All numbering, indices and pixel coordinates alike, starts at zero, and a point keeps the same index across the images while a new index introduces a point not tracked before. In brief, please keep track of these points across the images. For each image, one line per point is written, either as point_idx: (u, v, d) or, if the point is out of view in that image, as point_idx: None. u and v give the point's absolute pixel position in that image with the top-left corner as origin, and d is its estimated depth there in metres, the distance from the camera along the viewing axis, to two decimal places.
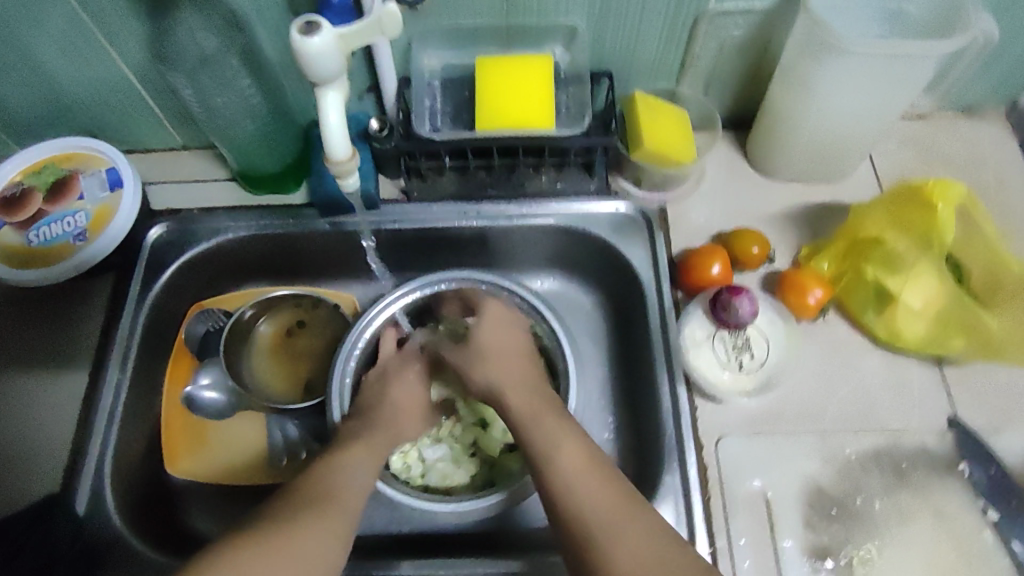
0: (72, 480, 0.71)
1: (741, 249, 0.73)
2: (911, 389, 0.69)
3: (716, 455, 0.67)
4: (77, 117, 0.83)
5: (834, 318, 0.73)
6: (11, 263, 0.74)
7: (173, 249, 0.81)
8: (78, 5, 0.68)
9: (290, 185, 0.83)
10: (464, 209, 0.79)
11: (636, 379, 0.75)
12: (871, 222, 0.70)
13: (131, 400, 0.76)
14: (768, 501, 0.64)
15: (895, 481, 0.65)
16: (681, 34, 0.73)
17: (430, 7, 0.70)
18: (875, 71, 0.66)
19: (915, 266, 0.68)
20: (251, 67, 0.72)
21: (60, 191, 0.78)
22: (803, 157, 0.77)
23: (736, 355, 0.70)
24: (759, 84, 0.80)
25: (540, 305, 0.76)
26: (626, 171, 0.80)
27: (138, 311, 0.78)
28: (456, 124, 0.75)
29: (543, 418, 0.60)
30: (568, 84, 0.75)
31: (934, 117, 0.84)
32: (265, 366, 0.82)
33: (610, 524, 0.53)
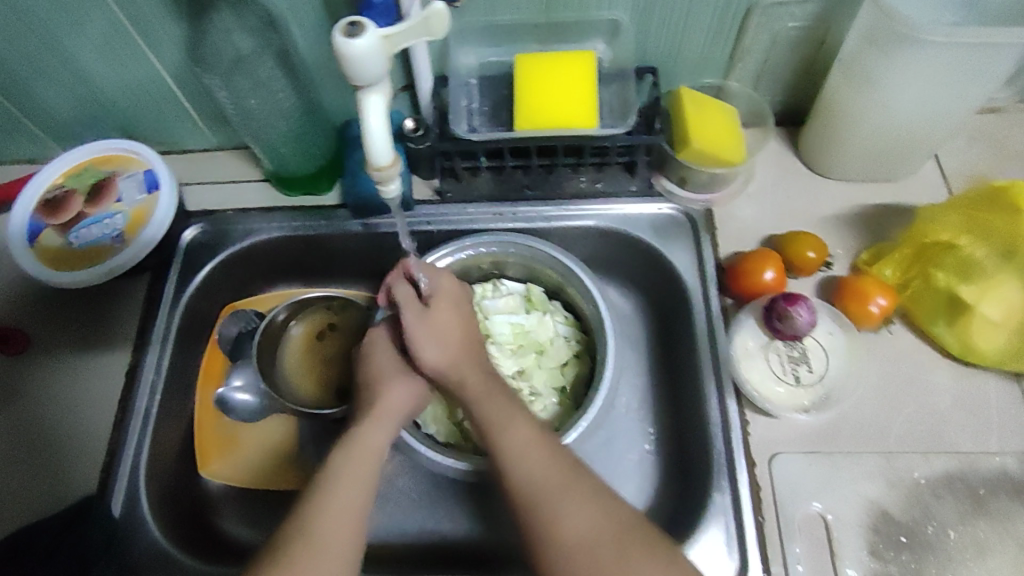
0: (107, 484, 0.70)
1: (797, 254, 0.68)
2: (987, 406, 0.63)
3: (770, 474, 0.62)
4: (115, 118, 0.83)
5: (899, 328, 0.68)
6: (50, 265, 0.74)
7: (208, 251, 0.80)
8: (118, 11, 0.68)
9: (324, 186, 0.81)
10: (500, 209, 0.76)
11: (681, 389, 0.71)
12: (943, 226, 0.64)
13: (166, 403, 0.75)
14: (828, 525, 0.59)
15: (972, 508, 0.59)
16: (731, 26, 0.69)
17: (468, 3, 0.67)
18: (953, 62, 0.60)
19: (995, 275, 0.61)
20: (285, 67, 0.71)
21: (99, 193, 0.78)
22: (864, 155, 0.72)
23: (792, 368, 0.65)
24: (815, 77, 0.75)
25: (575, 265, 0.73)
26: (669, 170, 0.75)
27: (173, 313, 0.77)
28: (493, 123, 0.73)
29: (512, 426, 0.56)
30: (611, 81, 0.72)
31: (1008, 111, 0.78)
32: (296, 368, 0.81)
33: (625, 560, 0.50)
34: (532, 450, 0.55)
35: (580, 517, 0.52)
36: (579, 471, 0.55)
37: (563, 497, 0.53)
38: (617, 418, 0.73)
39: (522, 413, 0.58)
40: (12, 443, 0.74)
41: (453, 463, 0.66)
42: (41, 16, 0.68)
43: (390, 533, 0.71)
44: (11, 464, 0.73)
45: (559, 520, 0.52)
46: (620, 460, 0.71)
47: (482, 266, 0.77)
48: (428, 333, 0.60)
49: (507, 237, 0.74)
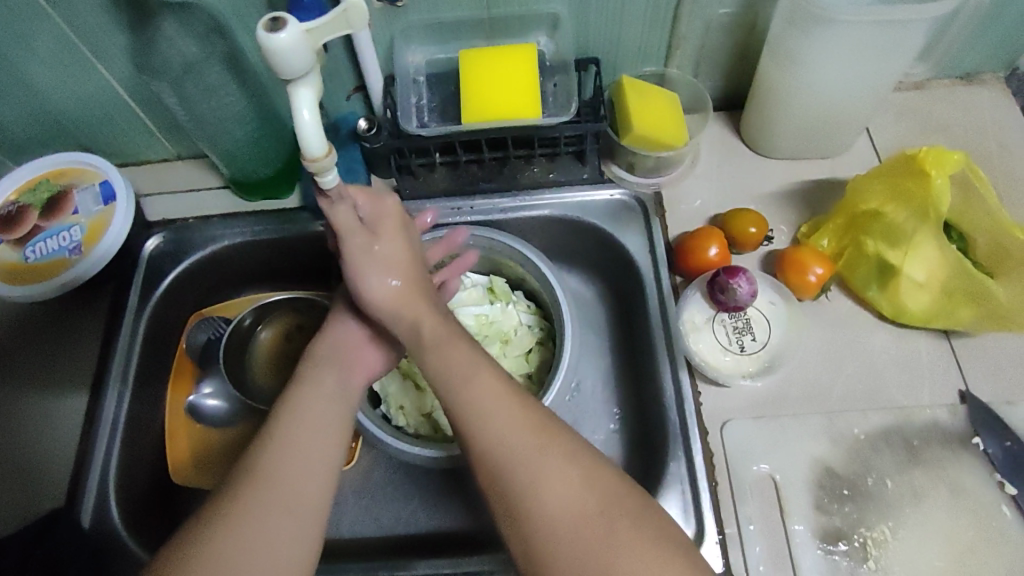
0: (76, 492, 0.71)
1: (739, 230, 0.72)
2: (920, 363, 0.67)
3: (720, 440, 0.65)
4: (70, 132, 0.83)
5: (837, 295, 0.71)
6: (9, 280, 0.74)
7: (170, 259, 0.81)
8: (64, 24, 0.69)
9: (284, 189, 0.83)
10: (457, 204, 0.78)
11: (639, 366, 0.74)
12: (868, 195, 0.68)
13: (134, 410, 0.76)
14: (776, 484, 0.63)
15: (908, 458, 0.63)
16: (665, 15, 0.72)
17: (410, 3, 0.69)
18: (867, 40, 0.64)
19: (915, 237, 0.65)
20: (236, 72, 0.72)
21: (56, 207, 0.78)
22: (798, 133, 0.76)
23: (737, 337, 0.69)
24: (749, 61, 0.78)
25: (534, 255, 0.76)
26: (618, 157, 0.79)
27: (137, 322, 0.78)
28: (444, 118, 0.75)
29: (478, 383, 0.53)
30: (555, 73, 0.74)
31: (930, 86, 0.83)
32: (264, 371, 0.82)
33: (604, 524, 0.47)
34: (504, 412, 0.52)
35: (557, 482, 0.49)
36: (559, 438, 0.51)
37: (537, 464, 0.49)
38: (580, 399, 0.76)
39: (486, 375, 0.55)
40: None
41: (420, 450, 0.69)
42: None
43: (363, 523, 0.73)
44: None
45: (539, 488, 0.48)
46: (585, 438, 0.74)
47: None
48: (373, 261, 0.58)
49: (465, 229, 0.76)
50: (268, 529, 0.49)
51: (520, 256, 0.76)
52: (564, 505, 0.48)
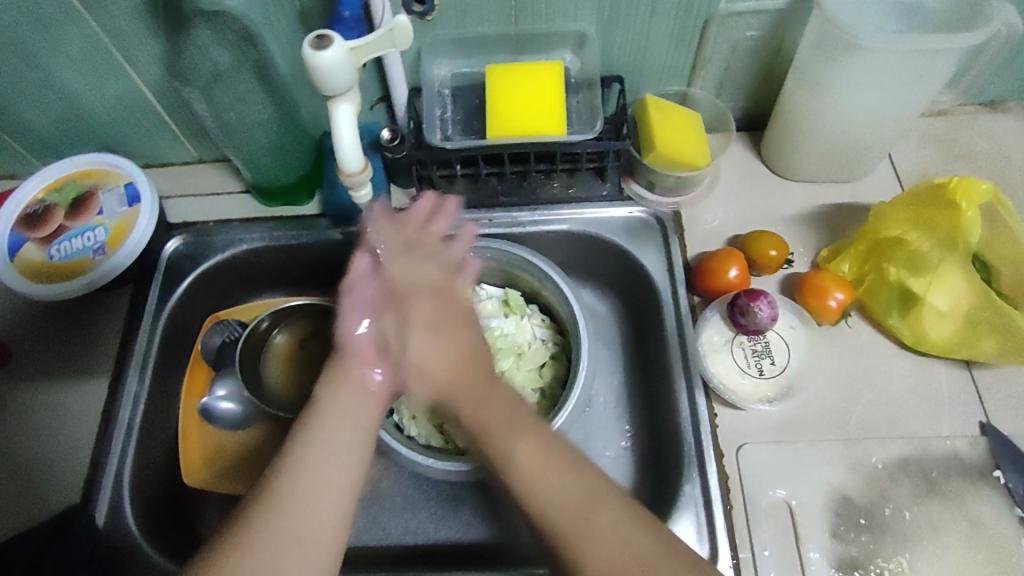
0: (91, 493, 0.71)
1: (759, 252, 0.72)
2: (940, 392, 0.67)
3: (736, 463, 0.65)
4: (95, 133, 0.84)
5: (857, 321, 0.71)
6: (33, 278, 0.75)
7: (190, 261, 0.82)
8: (98, 27, 0.70)
9: (303, 195, 0.83)
10: (476, 216, 0.78)
11: (654, 385, 0.74)
12: (892, 222, 0.68)
13: (150, 412, 0.76)
14: (792, 510, 0.62)
15: (927, 489, 0.62)
16: (692, 36, 0.72)
17: (439, 16, 0.70)
18: (896, 67, 0.64)
19: (940, 267, 0.65)
20: (264, 80, 0.73)
21: (80, 207, 0.79)
22: (820, 157, 0.76)
23: (756, 360, 0.69)
24: (773, 83, 0.78)
25: (550, 269, 0.76)
26: (637, 175, 0.78)
27: (155, 324, 0.78)
28: (467, 131, 0.75)
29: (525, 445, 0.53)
30: (579, 89, 0.75)
31: (954, 113, 0.82)
32: (278, 377, 0.83)
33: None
34: (545, 469, 0.51)
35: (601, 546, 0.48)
36: (607, 499, 0.50)
37: (583, 524, 0.49)
38: (593, 416, 0.76)
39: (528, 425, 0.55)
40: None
41: (431, 462, 0.68)
42: (24, 37, 0.70)
43: (372, 532, 0.73)
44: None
45: (580, 541, 0.48)
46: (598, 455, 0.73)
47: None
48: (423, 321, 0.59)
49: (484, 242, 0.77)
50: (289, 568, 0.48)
51: (538, 271, 0.76)
52: (606, 569, 0.47)
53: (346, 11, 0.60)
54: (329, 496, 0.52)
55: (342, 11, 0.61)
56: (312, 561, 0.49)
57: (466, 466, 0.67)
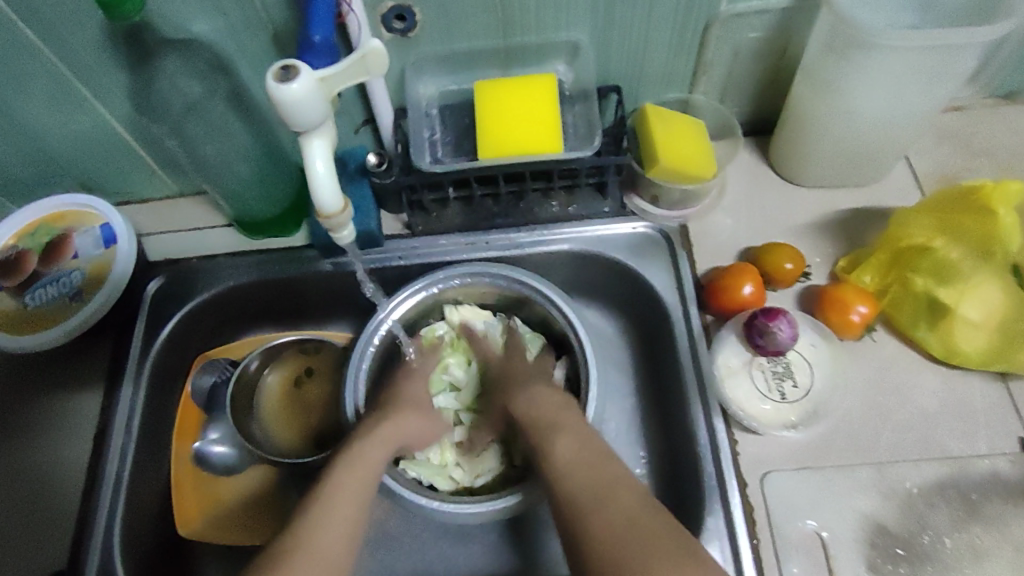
0: (80, 557, 0.67)
1: (774, 266, 0.67)
2: (975, 408, 0.63)
3: (762, 493, 0.61)
4: (69, 172, 0.80)
5: (882, 335, 0.67)
6: (7, 330, 0.71)
7: (175, 302, 0.78)
8: (60, 63, 0.66)
9: (290, 227, 0.79)
10: (473, 239, 0.74)
11: (669, 410, 0.70)
12: (916, 229, 0.64)
13: (139, 463, 0.73)
14: (824, 543, 0.58)
15: (967, 514, 0.58)
16: (691, 41, 0.68)
17: (422, 34, 0.66)
18: (912, 65, 0.60)
19: (973, 277, 0.62)
20: (240, 109, 0.69)
21: (54, 252, 0.75)
22: (832, 161, 0.72)
23: (777, 384, 0.64)
24: (780, 85, 0.74)
25: (551, 292, 0.71)
26: (640, 188, 0.74)
27: (140, 370, 0.74)
28: (458, 153, 0.71)
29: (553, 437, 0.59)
30: (575, 102, 0.71)
31: (972, 108, 0.78)
32: (273, 419, 0.79)
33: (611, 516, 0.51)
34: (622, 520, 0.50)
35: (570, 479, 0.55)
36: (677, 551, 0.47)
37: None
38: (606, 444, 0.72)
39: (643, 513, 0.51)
40: None
41: (439, 506, 0.64)
42: None
43: None
44: None
45: None
46: None
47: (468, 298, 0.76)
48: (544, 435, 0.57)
49: (481, 267, 0.73)
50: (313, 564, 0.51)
51: (538, 294, 0.72)
52: None
53: (317, 35, 0.55)
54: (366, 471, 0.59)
55: (313, 36, 0.55)
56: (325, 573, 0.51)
57: (479, 509, 0.64)
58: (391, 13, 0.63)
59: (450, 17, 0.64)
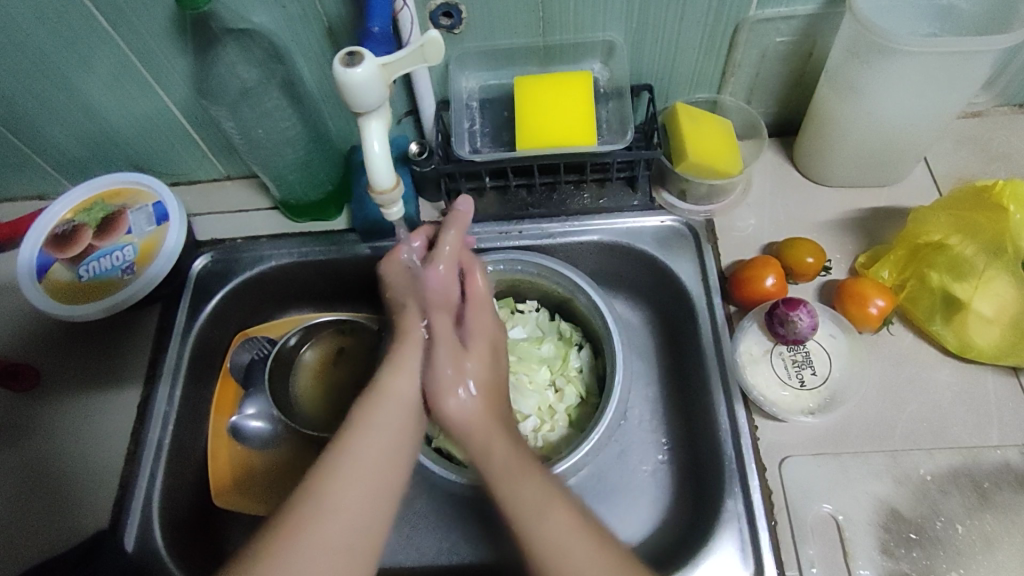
0: (121, 517, 0.71)
1: (795, 260, 0.70)
2: (988, 401, 0.65)
3: (779, 476, 0.63)
4: (124, 153, 0.84)
5: (899, 328, 0.69)
6: (63, 298, 0.75)
7: (219, 279, 0.82)
8: (127, 49, 0.70)
9: (332, 212, 0.83)
10: (507, 228, 0.77)
11: (690, 396, 0.73)
12: (934, 226, 0.67)
13: (179, 431, 0.76)
14: (839, 525, 0.61)
15: (979, 502, 0.61)
16: (721, 43, 0.71)
17: (467, 30, 0.69)
18: (932, 71, 0.63)
19: (986, 272, 0.64)
20: (292, 97, 0.73)
21: (108, 227, 0.79)
22: (854, 163, 0.75)
23: (796, 370, 0.67)
24: (805, 89, 0.77)
25: (582, 281, 0.75)
26: (669, 183, 0.78)
27: (185, 342, 0.78)
28: (496, 144, 0.75)
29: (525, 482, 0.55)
30: (609, 99, 0.75)
31: (990, 114, 0.81)
32: (308, 395, 0.82)
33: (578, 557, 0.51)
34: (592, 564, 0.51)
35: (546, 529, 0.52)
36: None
37: None
38: (629, 430, 0.74)
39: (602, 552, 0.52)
40: (25, 477, 0.74)
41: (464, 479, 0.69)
42: (55, 58, 0.71)
43: (406, 551, 0.73)
44: (24, 500, 0.73)
45: None
46: (633, 468, 0.72)
47: (503, 284, 0.79)
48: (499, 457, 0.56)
49: (514, 255, 0.76)
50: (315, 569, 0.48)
51: (568, 281, 0.76)
52: None
53: (374, 27, 0.60)
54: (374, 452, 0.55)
55: (372, 28, 0.60)
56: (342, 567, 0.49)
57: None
58: (439, 10, 0.67)
59: (493, 14, 0.68)
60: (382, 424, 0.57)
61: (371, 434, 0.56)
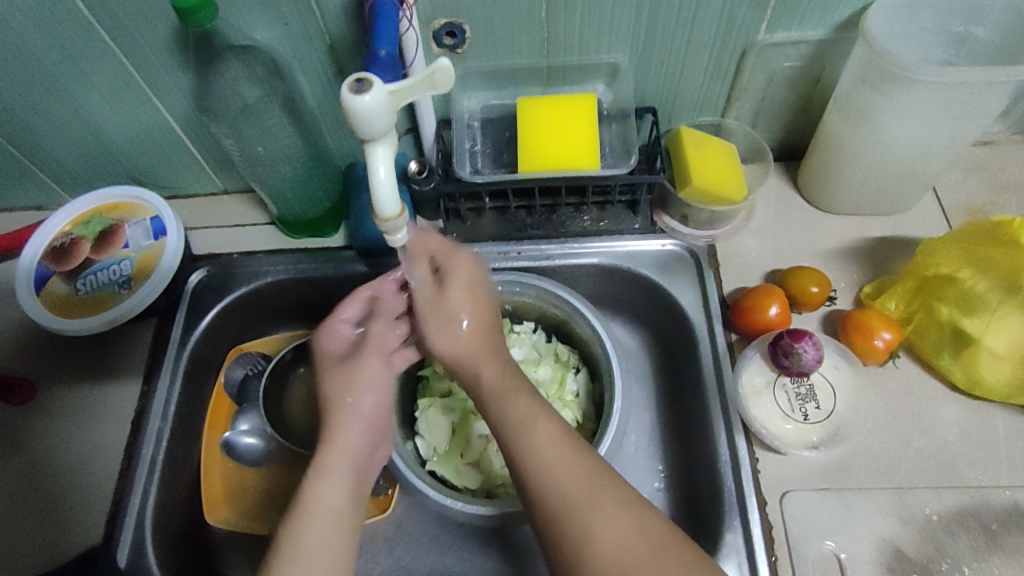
0: (113, 533, 0.70)
1: (800, 289, 0.69)
2: (996, 439, 0.63)
3: (780, 511, 0.62)
4: (122, 165, 0.84)
5: (905, 361, 0.68)
6: (58, 312, 0.75)
7: (215, 294, 0.81)
8: (128, 62, 0.70)
9: (328, 229, 0.82)
10: (505, 249, 0.76)
11: (689, 424, 0.71)
12: (943, 259, 0.65)
13: (172, 448, 0.75)
14: (841, 564, 0.59)
15: (986, 544, 0.59)
16: (728, 67, 0.70)
17: (470, 50, 0.68)
18: (946, 102, 0.62)
19: (998, 309, 0.62)
20: (292, 114, 0.73)
21: (106, 240, 0.79)
22: (860, 191, 0.73)
23: (800, 404, 0.65)
24: (812, 114, 0.76)
25: (581, 305, 0.74)
26: (671, 208, 0.76)
27: (180, 357, 0.78)
28: (496, 165, 0.74)
29: (513, 401, 0.58)
30: (612, 121, 0.74)
31: (1002, 143, 0.79)
32: (302, 412, 0.81)
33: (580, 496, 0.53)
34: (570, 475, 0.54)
35: (542, 469, 0.54)
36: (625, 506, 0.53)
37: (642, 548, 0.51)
38: (627, 457, 0.73)
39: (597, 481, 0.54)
40: (15, 491, 0.74)
41: (462, 506, 0.68)
42: (54, 70, 0.70)
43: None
44: (13, 514, 0.72)
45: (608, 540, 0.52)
46: None
47: (503, 306, 0.78)
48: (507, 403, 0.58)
49: (513, 276, 0.75)
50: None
51: (566, 304, 0.75)
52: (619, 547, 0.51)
53: (382, 49, 0.58)
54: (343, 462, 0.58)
55: (379, 50, 0.58)
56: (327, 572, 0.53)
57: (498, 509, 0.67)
58: (442, 30, 0.66)
59: (497, 34, 0.67)
60: (352, 434, 0.60)
61: (342, 447, 0.59)
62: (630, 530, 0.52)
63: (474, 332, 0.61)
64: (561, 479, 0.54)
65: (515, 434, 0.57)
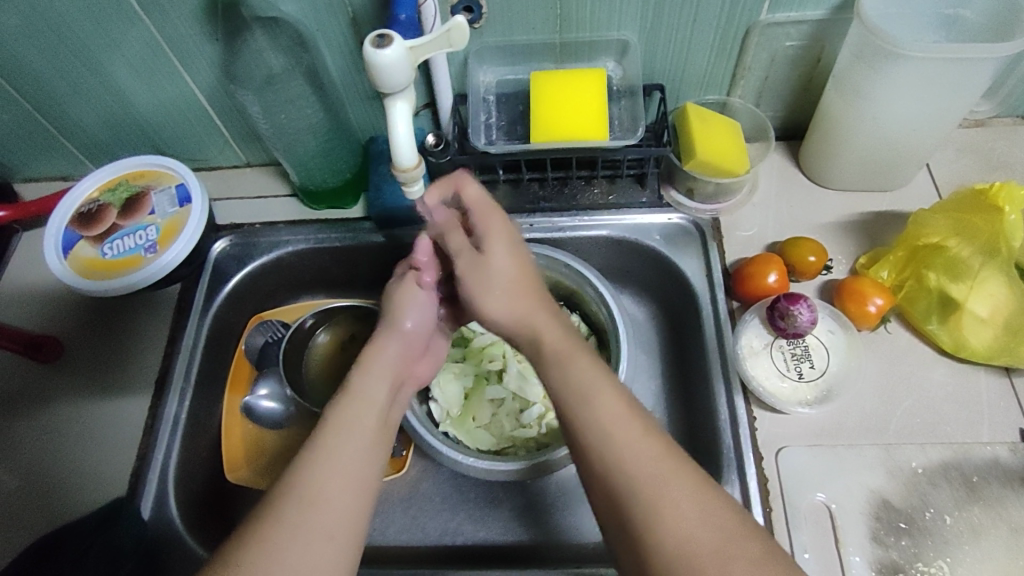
0: (138, 485, 0.73)
1: (798, 258, 0.72)
2: (980, 399, 0.67)
3: (775, 465, 0.65)
4: (148, 137, 0.87)
5: (896, 327, 0.72)
6: (86, 275, 0.77)
7: (236, 261, 0.84)
8: (155, 31, 0.73)
9: (348, 200, 0.85)
10: (517, 221, 0.80)
11: (691, 388, 0.75)
12: (933, 229, 0.69)
13: (194, 407, 0.79)
14: (832, 514, 0.63)
15: (967, 494, 0.63)
16: (732, 46, 0.73)
17: (486, 25, 0.72)
18: (936, 78, 0.65)
19: (981, 272, 0.66)
20: (315, 86, 0.76)
21: (133, 207, 0.82)
22: (858, 168, 0.77)
23: (795, 364, 0.70)
24: (812, 94, 0.80)
25: (593, 276, 0.77)
26: (677, 182, 0.80)
27: (202, 321, 0.81)
28: (510, 136, 0.77)
29: (575, 364, 0.57)
30: (621, 97, 0.77)
31: (993, 124, 0.83)
32: (319, 377, 0.85)
33: (661, 482, 0.50)
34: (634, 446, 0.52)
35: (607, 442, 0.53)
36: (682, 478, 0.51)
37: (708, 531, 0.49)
38: None
39: (674, 465, 0.51)
40: (44, 445, 0.77)
41: (474, 461, 0.71)
42: (86, 39, 0.73)
43: (410, 532, 0.76)
44: (42, 466, 0.76)
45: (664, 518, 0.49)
46: None
47: None
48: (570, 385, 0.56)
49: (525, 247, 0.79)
50: (333, 497, 0.53)
51: (576, 275, 0.78)
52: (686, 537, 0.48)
53: (402, 14, 0.62)
54: (368, 398, 0.59)
55: (399, 14, 0.62)
56: (350, 486, 0.54)
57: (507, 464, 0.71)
58: (460, 5, 0.69)
59: (512, 10, 0.70)
60: (382, 367, 0.62)
61: (371, 377, 0.61)
62: (701, 523, 0.49)
63: (517, 292, 0.62)
64: (638, 459, 0.51)
65: (583, 404, 0.55)
